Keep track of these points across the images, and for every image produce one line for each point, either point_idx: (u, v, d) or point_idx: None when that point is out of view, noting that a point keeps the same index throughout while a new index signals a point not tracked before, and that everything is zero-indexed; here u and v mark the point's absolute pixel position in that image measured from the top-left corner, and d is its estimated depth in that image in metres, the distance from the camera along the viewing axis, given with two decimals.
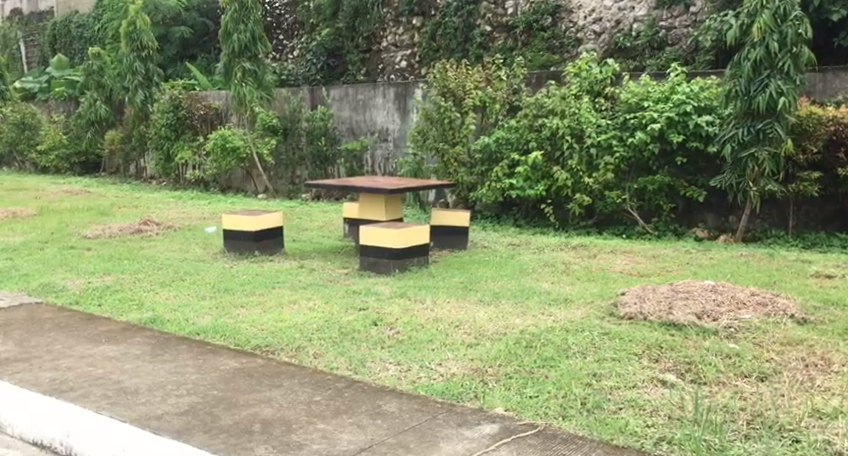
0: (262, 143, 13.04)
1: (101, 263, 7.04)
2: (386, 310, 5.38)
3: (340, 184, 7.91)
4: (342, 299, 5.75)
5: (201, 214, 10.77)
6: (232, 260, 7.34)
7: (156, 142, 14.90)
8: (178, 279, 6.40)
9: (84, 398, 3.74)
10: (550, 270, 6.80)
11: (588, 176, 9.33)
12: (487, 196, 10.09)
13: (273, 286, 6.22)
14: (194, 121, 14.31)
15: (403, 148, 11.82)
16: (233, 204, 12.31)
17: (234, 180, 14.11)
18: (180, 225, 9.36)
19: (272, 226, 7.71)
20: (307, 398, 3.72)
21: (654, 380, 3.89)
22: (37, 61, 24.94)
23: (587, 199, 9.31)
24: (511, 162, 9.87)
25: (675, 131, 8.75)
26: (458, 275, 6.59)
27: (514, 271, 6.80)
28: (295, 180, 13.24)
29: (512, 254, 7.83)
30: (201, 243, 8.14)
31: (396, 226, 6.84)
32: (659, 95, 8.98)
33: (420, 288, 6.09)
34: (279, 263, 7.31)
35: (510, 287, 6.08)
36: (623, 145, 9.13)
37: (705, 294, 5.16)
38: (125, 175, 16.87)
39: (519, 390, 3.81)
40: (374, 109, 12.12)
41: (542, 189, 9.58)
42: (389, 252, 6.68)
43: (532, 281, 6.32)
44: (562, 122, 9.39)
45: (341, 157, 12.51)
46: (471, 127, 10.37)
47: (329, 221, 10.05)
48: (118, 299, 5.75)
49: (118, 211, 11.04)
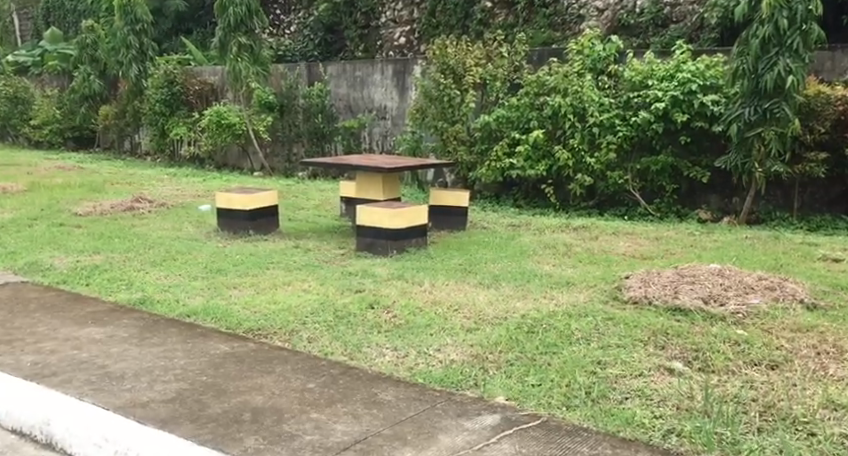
0: (257, 119, 12.85)
1: (91, 241, 6.86)
2: (384, 293, 5.25)
3: (335, 162, 7.71)
4: (337, 282, 5.58)
5: (195, 192, 10.59)
6: (226, 240, 7.17)
7: (150, 118, 14.68)
8: (169, 259, 6.23)
9: (66, 384, 3.58)
10: (551, 251, 6.65)
11: (590, 156, 9.17)
12: (486, 176, 9.94)
13: (267, 267, 6.06)
14: (189, 96, 14.18)
15: (401, 126, 11.63)
16: (228, 182, 12.12)
17: (230, 158, 13.90)
18: (173, 203, 9.17)
19: (268, 204, 7.56)
20: (300, 385, 3.57)
21: (661, 368, 3.73)
22: (31, 35, 24.72)
23: (588, 180, 9.16)
24: (511, 141, 9.75)
25: (680, 111, 8.58)
26: (458, 257, 6.45)
27: (515, 252, 6.65)
28: (291, 158, 13.02)
29: (512, 236, 7.68)
30: (194, 221, 7.97)
31: (393, 206, 6.65)
32: (663, 74, 8.79)
33: (418, 271, 5.93)
34: (274, 242, 7.15)
35: (511, 269, 5.94)
36: (626, 125, 8.97)
37: (712, 278, 4.99)
38: (119, 151, 16.65)
39: (521, 378, 3.66)
40: (372, 87, 11.91)
41: (543, 169, 9.45)
42: (385, 232, 6.51)
43: (534, 263, 6.16)
44: (565, 100, 9.21)
45: (338, 134, 12.31)
46: (471, 105, 10.18)
47: (325, 200, 9.89)
48: (107, 278, 5.59)
49: (111, 188, 10.84)
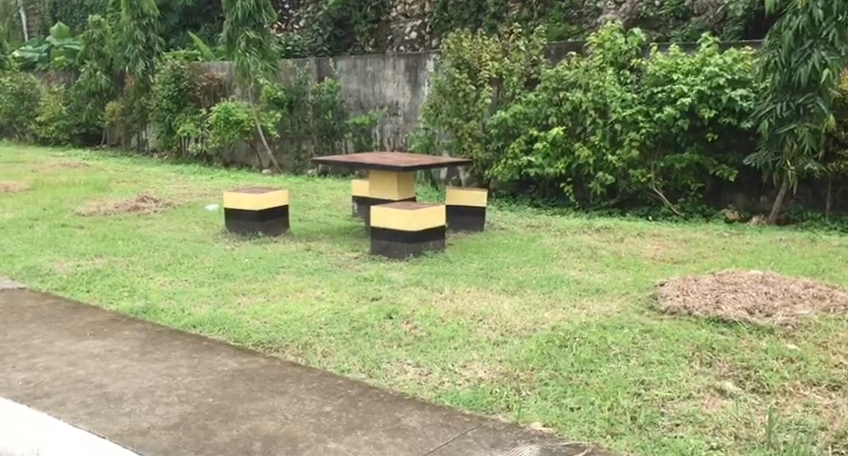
0: (266, 116, 12.55)
1: (94, 244, 6.55)
2: (403, 301, 4.93)
3: (350, 160, 7.39)
4: (352, 289, 5.26)
5: (202, 191, 10.28)
6: (234, 242, 6.86)
7: (157, 114, 14.40)
8: (174, 262, 5.92)
9: (60, 406, 3.27)
10: (576, 255, 6.32)
11: (611, 154, 8.83)
12: (502, 174, 9.65)
13: (277, 272, 5.75)
14: (196, 92, 13.88)
15: (413, 122, 11.30)
16: (237, 180, 11.83)
17: (238, 155, 13.61)
18: (180, 202, 8.86)
19: (278, 205, 7.24)
20: (315, 409, 3.24)
21: (711, 389, 3.38)
22: (39, 30, 24.53)
23: (610, 179, 8.82)
24: (529, 138, 9.47)
25: (706, 106, 8.22)
26: (477, 261, 6.13)
27: (538, 256, 6.32)
28: (300, 155, 12.69)
29: (533, 237, 7.35)
30: (201, 222, 7.66)
31: (409, 207, 6.33)
32: (689, 68, 8.45)
33: (437, 276, 5.61)
34: (285, 244, 6.84)
35: (536, 275, 5.61)
36: (649, 121, 8.62)
37: (756, 286, 4.63)
38: (126, 148, 16.39)
39: (557, 400, 3.32)
40: (384, 82, 11.58)
41: (562, 167, 9.14)
42: (401, 235, 6.19)
43: (559, 268, 5.84)
44: (586, 95, 8.92)
45: (349, 131, 11.98)
46: (487, 101, 9.87)
47: (337, 199, 9.58)
48: (108, 284, 5.28)
49: (116, 186, 10.54)
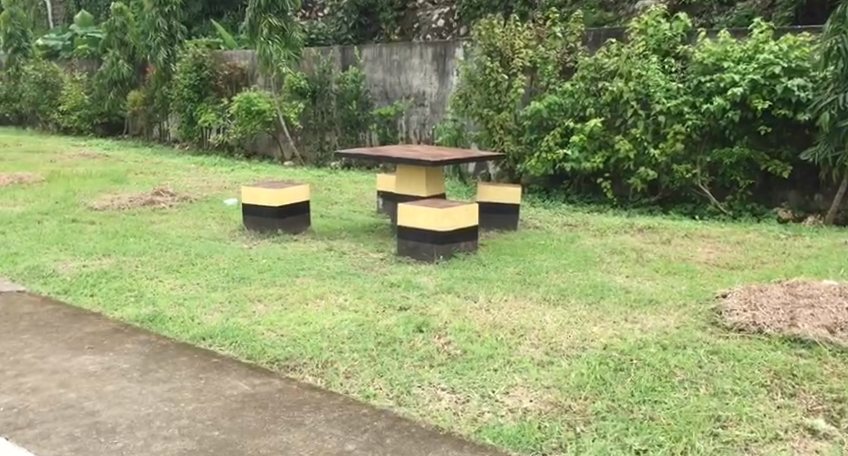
0: (289, 106, 12.11)
1: (103, 241, 6.11)
2: (434, 311, 4.45)
3: (376, 154, 6.86)
4: (377, 296, 4.78)
5: (222, 183, 9.87)
6: (252, 241, 6.41)
7: (178, 104, 13.98)
8: (186, 264, 5.46)
9: (43, 440, 2.83)
10: (621, 259, 5.81)
11: (654, 147, 8.49)
12: (536, 169, 9.19)
13: (297, 275, 5.28)
14: (218, 82, 13.51)
15: (441, 113, 10.82)
16: (258, 172, 11.39)
17: (260, 146, 13.22)
18: (197, 196, 8.40)
19: (299, 201, 6.77)
20: (336, 447, 2.79)
21: (800, 428, 2.91)
22: (63, 19, 24.24)
23: (652, 174, 8.49)
24: (565, 130, 9.06)
25: (759, 97, 7.86)
26: (514, 265, 5.64)
27: (580, 260, 5.82)
28: (324, 146, 12.23)
29: (571, 238, 6.85)
30: (218, 218, 7.20)
31: (439, 205, 5.86)
32: (741, 55, 8.10)
33: (470, 283, 5.13)
34: (306, 243, 6.37)
35: (580, 282, 5.11)
36: (696, 112, 8.23)
37: (835, 301, 4.11)
38: (148, 138, 16.03)
39: (620, 440, 2.85)
40: (410, 71, 11.09)
41: (599, 161, 8.75)
42: (432, 236, 5.71)
43: (604, 274, 5.34)
44: (628, 85, 8.55)
45: (374, 122, 11.51)
46: (519, 91, 9.35)
47: (361, 194, 9.10)
48: (114, 288, 4.81)
49: (133, 178, 10.13)
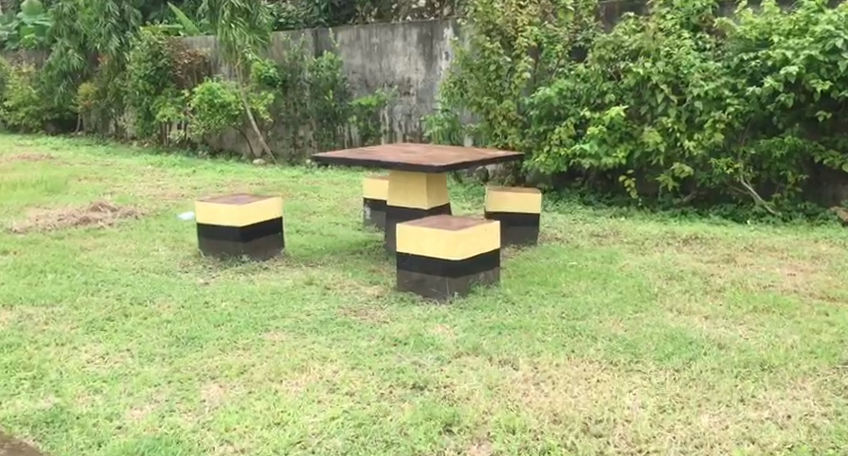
0: (257, 98, 10.65)
1: (11, 281, 4.70)
2: (463, 391, 3.14)
3: (364, 156, 5.45)
4: (379, 363, 3.44)
5: (179, 190, 8.48)
6: (210, 273, 5.02)
7: (133, 97, 12.45)
8: (117, 316, 4.05)
9: None
10: (686, 292, 4.55)
11: (688, 138, 7.23)
12: (545, 166, 7.89)
13: (266, 329, 3.90)
14: (177, 72, 11.96)
15: (430, 103, 9.47)
16: (223, 174, 9.98)
17: (227, 141, 11.79)
18: (147, 208, 6.95)
19: (268, 218, 5.39)
20: None
21: None
22: (11, 6, 22.34)
23: (687, 170, 7.23)
24: (579, 121, 7.76)
25: (817, 77, 6.61)
26: (551, 302, 4.35)
27: (633, 293, 4.53)
28: (298, 142, 10.83)
29: (610, 255, 5.57)
30: (169, 239, 5.78)
31: (448, 223, 4.51)
32: (790, 28, 6.85)
33: (501, 336, 3.81)
34: (279, 274, 5.00)
35: (651, 330, 3.81)
36: (738, 97, 7.01)
37: None
38: (103, 136, 14.50)
39: None
40: (393, 56, 9.72)
41: (623, 155, 7.48)
42: (444, 266, 4.36)
43: (674, 316, 4.07)
44: (656, 66, 7.25)
45: (353, 114, 10.10)
46: (525, 75, 7.99)
47: (343, 200, 7.72)
48: (5, 365, 3.41)
49: (76, 185, 8.68)
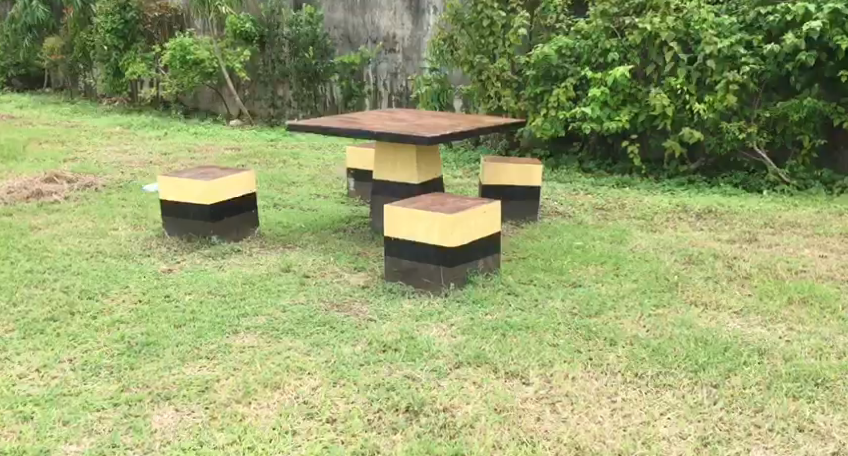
0: (233, 54, 9.98)
1: None
2: (467, 416, 2.64)
3: (342, 124, 4.90)
4: (367, 378, 2.93)
5: (148, 156, 7.88)
6: (174, 257, 4.47)
7: (101, 53, 11.74)
8: (61, 314, 3.51)
9: None
10: (709, 279, 4.06)
11: (697, 100, 6.69)
12: (542, 130, 7.35)
13: (235, 332, 3.38)
14: (147, 26, 11.27)
15: (416, 61, 8.84)
16: (197, 136, 9.37)
17: (203, 100, 11.14)
18: (110, 178, 6.35)
19: (240, 194, 4.83)
20: None
21: None
22: None
23: (696, 135, 6.70)
24: (579, 81, 7.21)
25: (841, 32, 6.11)
26: (559, 294, 3.85)
27: (650, 281, 4.04)
28: (277, 102, 10.19)
29: (619, 233, 5.08)
30: (131, 215, 5.21)
31: (443, 205, 3.98)
32: None
33: (506, 339, 3.31)
34: (253, 259, 4.46)
35: (678, 331, 3.32)
36: (754, 55, 6.50)
37: None
38: (72, 93, 13.77)
39: None
40: (377, 10, 9.07)
41: (627, 119, 6.93)
42: (437, 256, 3.85)
43: (701, 311, 3.59)
44: (665, 22, 6.68)
45: (335, 73, 9.47)
46: (521, 32, 7.38)
47: (325, 168, 7.16)
48: None
49: (36, 150, 8.05)
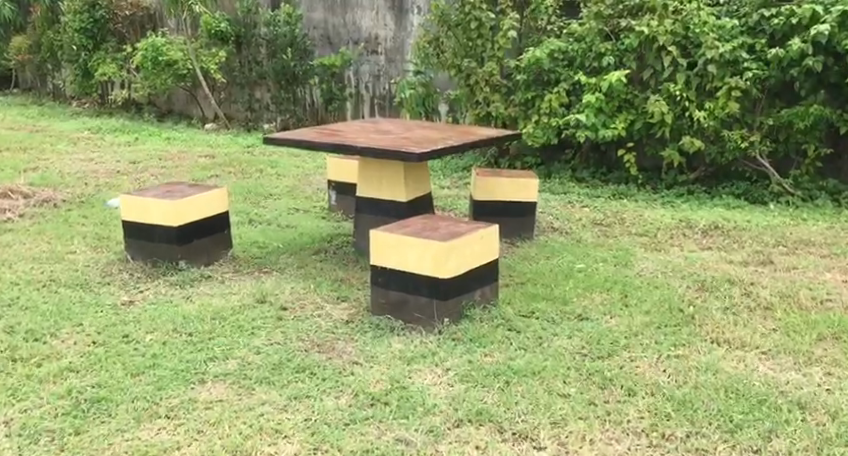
0: (207, 55, 9.53)
1: None
2: None
3: (321, 137, 4.49)
4: (354, 444, 2.53)
5: (116, 164, 7.42)
6: (137, 286, 4.03)
7: (69, 53, 11.23)
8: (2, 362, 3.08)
9: None
10: (728, 309, 3.68)
11: (698, 107, 6.33)
12: (533, 138, 6.97)
13: (202, 381, 2.96)
14: (117, 24, 10.79)
15: (400, 63, 8.45)
16: (169, 142, 8.91)
17: (176, 102, 10.66)
18: (72, 192, 5.90)
19: (211, 213, 4.40)
20: None
21: None
22: None
23: (697, 143, 6.35)
24: (572, 86, 6.83)
25: None
26: (564, 329, 3.46)
27: (664, 313, 3.65)
28: (253, 105, 9.73)
29: (622, 253, 4.70)
30: (93, 236, 4.77)
31: (434, 230, 3.58)
32: None
33: (510, 388, 2.92)
34: (224, 287, 4.03)
35: (705, 377, 2.94)
36: (757, 59, 6.15)
37: None
38: (40, 94, 13.21)
39: None
40: (358, 10, 8.65)
41: (623, 127, 6.56)
42: (427, 288, 3.46)
43: (725, 350, 3.21)
44: (663, 25, 6.32)
45: (314, 75, 9.04)
46: (510, 34, 6.99)
47: (304, 178, 6.74)
48: None
49: None
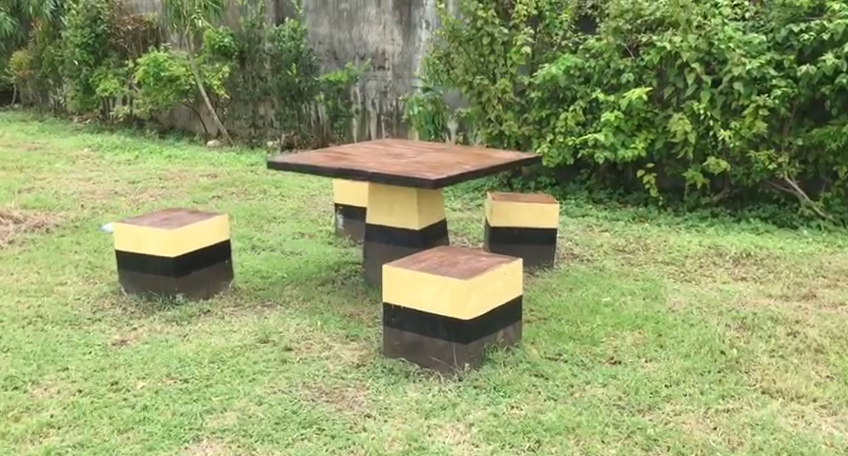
0: (210, 70, 9.24)
1: None
2: None
3: (328, 160, 4.18)
4: None
5: (114, 185, 7.13)
6: (129, 323, 3.72)
7: (70, 68, 10.96)
8: None
9: None
10: (775, 353, 3.36)
11: (723, 127, 6.02)
12: (549, 158, 6.67)
13: (198, 441, 2.65)
14: (118, 39, 10.50)
15: (408, 79, 8.16)
16: (170, 160, 8.63)
17: (179, 119, 10.37)
18: (66, 216, 5.60)
19: (210, 242, 4.09)
20: None
21: None
22: None
23: (722, 164, 6.04)
24: (590, 104, 6.52)
25: None
26: (598, 375, 3.14)
27: (705, 356, 3.33)
28: (258, 122, 9.44)
29: (651, 285, 4.38)
30: (85, 266, 4.46)
31: (453, 265, 3.26)
32: None
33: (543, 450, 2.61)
34: (223, 324, 3.72)
35: (762, 438, 2.63)
36: (786, 77, 5.84)
37: None
38: (41, 110, 12.94)
39: None
40: (365, 25, 8.37)
41: (643, 147, 6.26)
42: (446, 330, 3.14)
43: (779, 403, 2.90)
44: (686, 40, 6.01)
45: (320, 91, 8.75)
46: (525, 50, 6.70)
47: (310, 200, 6.44)
48: None
49: None
